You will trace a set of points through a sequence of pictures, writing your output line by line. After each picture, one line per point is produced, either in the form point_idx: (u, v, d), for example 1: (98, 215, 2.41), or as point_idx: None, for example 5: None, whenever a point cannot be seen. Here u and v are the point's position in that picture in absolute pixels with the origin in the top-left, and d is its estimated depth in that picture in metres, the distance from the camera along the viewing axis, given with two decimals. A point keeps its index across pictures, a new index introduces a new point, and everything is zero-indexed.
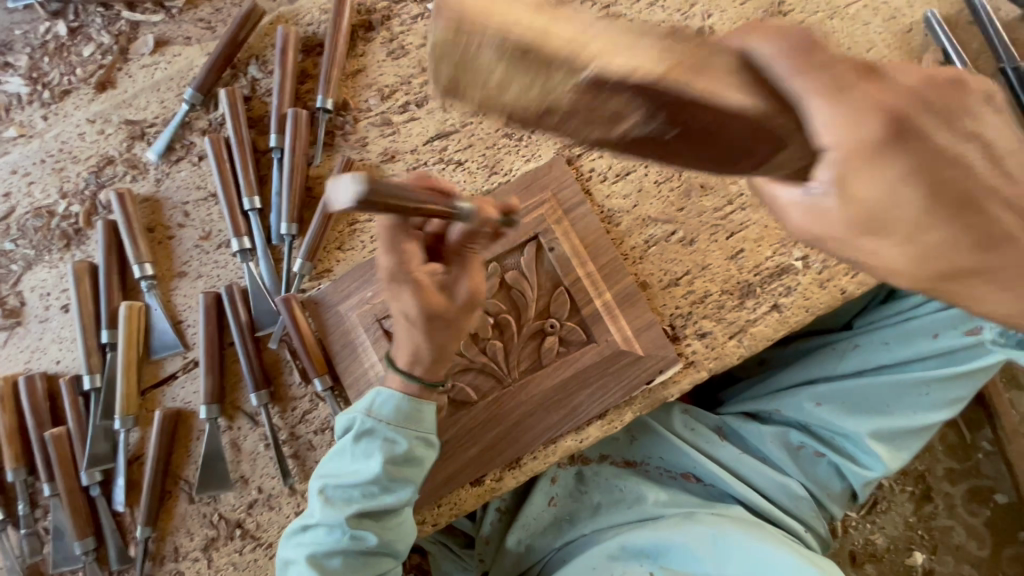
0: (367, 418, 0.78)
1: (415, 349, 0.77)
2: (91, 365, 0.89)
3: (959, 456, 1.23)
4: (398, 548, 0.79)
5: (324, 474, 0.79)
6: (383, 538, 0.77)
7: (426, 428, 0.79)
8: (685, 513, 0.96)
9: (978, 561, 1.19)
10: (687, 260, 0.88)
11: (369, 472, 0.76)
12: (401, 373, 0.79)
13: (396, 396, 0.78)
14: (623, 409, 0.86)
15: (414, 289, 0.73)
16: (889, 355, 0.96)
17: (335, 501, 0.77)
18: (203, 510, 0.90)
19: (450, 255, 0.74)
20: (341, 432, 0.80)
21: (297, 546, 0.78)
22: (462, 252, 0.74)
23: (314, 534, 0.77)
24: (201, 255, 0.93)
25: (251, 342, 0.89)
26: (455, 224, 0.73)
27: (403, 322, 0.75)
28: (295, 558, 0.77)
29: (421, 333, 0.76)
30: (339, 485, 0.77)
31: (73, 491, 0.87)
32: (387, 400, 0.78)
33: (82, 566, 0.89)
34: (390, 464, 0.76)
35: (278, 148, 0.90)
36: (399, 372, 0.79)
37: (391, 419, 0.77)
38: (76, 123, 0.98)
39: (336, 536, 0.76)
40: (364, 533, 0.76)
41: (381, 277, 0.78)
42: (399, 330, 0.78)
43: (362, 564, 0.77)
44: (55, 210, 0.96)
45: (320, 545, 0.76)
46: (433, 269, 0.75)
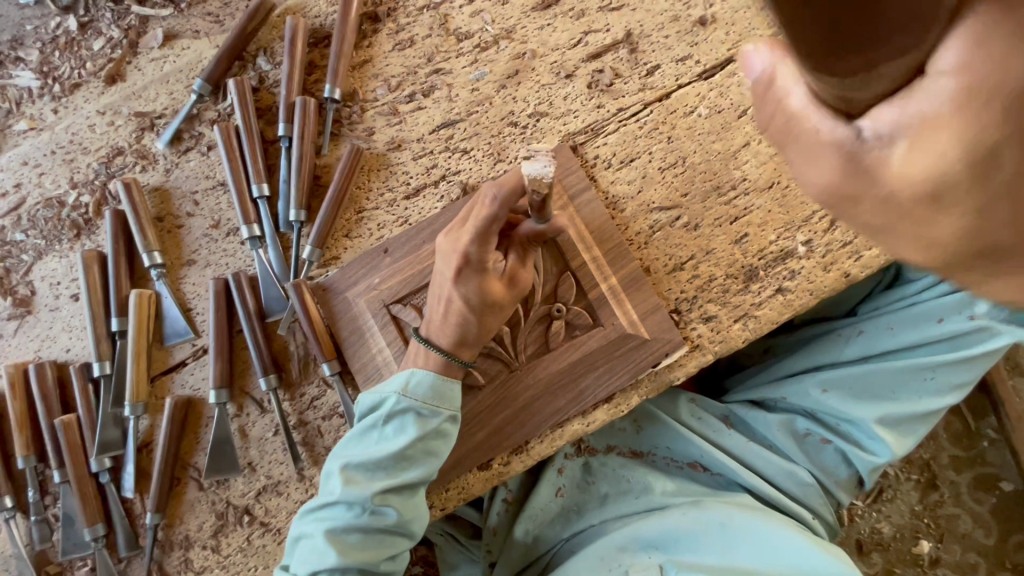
0: (402, 397, 0.79)
1: (462, 332, 0.79)
2: (101, 352, 0.90)
3: (963, 444, 1.23)
4: (414, 528, 0.80)
5: (346, 452, 0.81)
6: (402, 516, 0.79)
7: (455, 408, 0.81)
8: (692, 501, 0.96)
9: (985, 550, 1.19)
10: (692, 245, 0.89)
11: (400, 449, 0.78)
12: (442, 353, 0.81)
13: (432, 374, 0.80)
14: (630, 393, 0.87)
15: (480, 276, 0.76)
16: (894, 341, 0.96)
17: (358, 478, 0.78)
18: (212, 496, 0.90)
19: (467, 256, 0.76)
20: (366, 411, 0.82)
21: (314, 522, 0.79)
22: (479, 253, 0.76)
23: (331, 510, 0.78)
24: (210, 244, 0.94)
25: (259, 328, 0.90)
26: (471, 227, 0.76)
27: (461, 308, 0.78)
28: (311, 534, 0.78)
29: (475, 318, 0.78)
30: (363, 463, 0.78)
31: (83, 477, 0.88)
32: (421, 381, 0.80)
33: (91, 552, 0.89)
34: (418, 441, 0.79)
35: (287, 137, 0.91)
36: (440, 351, 0.81)
37: (424, 398, 0.79)
38: (86, 115, 1.00)
39: (355, 512, 0.77)
40: (385, 509, 0.78)
41: (440, 262, 0.80)
42: (445, 313, 0.79)
43: (378, 542, 0.79)
44: (65, 200, 0.97)
45: (339, 520, 0.77)
46: (449, 269, 0.77)
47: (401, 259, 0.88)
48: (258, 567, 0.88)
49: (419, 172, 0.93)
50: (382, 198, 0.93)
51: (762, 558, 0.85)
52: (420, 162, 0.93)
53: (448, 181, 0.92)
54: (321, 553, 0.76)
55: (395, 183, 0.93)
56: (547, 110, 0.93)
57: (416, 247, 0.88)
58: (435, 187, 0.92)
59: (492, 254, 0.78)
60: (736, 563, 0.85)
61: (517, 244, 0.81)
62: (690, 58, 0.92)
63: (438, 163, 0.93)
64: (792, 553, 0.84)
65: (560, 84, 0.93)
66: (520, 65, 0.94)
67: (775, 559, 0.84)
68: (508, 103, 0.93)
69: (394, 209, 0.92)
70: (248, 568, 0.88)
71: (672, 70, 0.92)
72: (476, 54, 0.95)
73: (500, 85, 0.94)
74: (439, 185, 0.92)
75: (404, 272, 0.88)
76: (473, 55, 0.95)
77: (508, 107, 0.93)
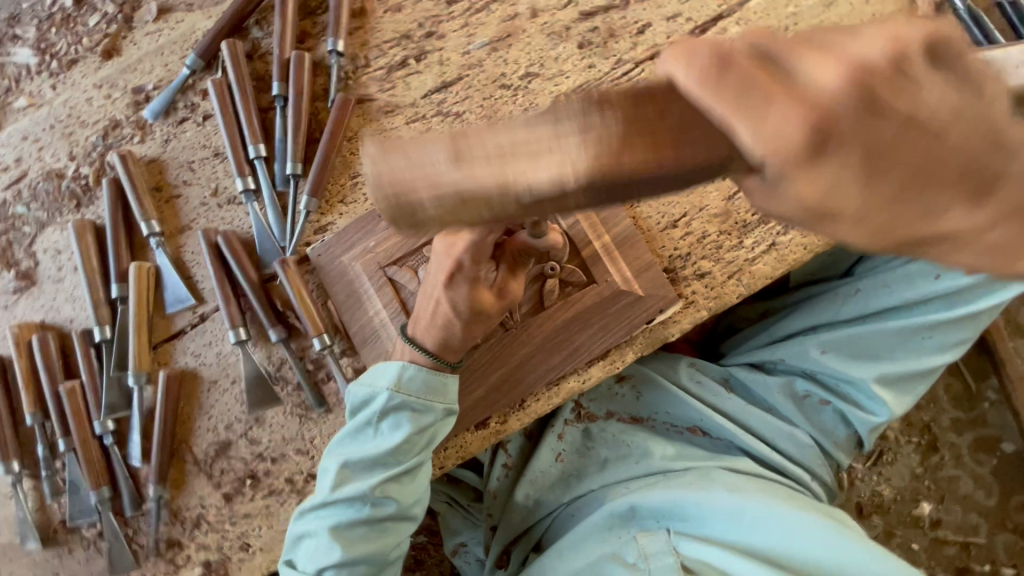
0: (394, 393, 0.79)
1: (446, 336, 0.79)
2: (101, 317, 0.92)
3: (964, 407, 1.23)
4: (415, 510, 0.82)
5: (342, 449, 0.81)
6: (403, 505, 0.80)
7: (450, 400, 0.81)
8: (700, 470, 0.94)
9: (986, 511, 1.19)
10: (685, 202, 0.89)
11: (395, 445, 0.78)
12: (430, 355, 0.80)
13: (424, 370, 0.80)
14: (625, 348, 0.87)
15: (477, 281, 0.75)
16: (893, 298, 0.93)
17: (358, 474, 0.80)
18: (212, 463, 0.91)
19: (460, 263, 0.73)
20: (358, 404, 0.82)
21: (315, 520, 0.80)
22: (473, 263, 0.73)
23: (333, 508, 0.79)
24: (208, 211, 0.96)
25: (266, 297, 0.91)
26: (468, 237, 0.71)
27: (448, 312, 0.77)
28: (314, 531, 0.79)
29: (461, 325, 0.78)
30: (360, 460, 0.79)
31: (87, 440, 0.90)
32: (414, 375, 0.79)
33: (99, 517, 0.91)
34: (414, 437, 0.79)
35: (282, 97, 0.92)
36: (428, 354, 0.80)
37: (416, 392, 0.79)
38: (84, 90, 1.00)
39: (357, 506, 0.79)
40: (386, 500, 0.79)
41: (435, 263, 0.77)
42: (433, 314, 0.79)
43: (382, 531, 0.80)
44: (65, 172, 0.98)
45: (341, 517, 0.78)
46: (442, 272, 0.75)
47: None
48: (264, 526, 0.89)
49: (412, 136, 0.94)
50: None
51: (770, 530, 0.82)
52: (413, 126, 0.94)
53: None
54: (326, 551, 0.78)
55: None
56: (538, 72, 0.93)
57: None
58: None
59: (485, 263, 0.75)
60: (745, 535, 0.83)
61: (510, 254, 0.78)
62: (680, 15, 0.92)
63: (432, 126, 0.94)
64: (800, 530, 0.81)
65: (551, 45, 0.93)
66: (511, 27, 0.94)
67: (785, 535, 0.81)
68: (499, 66, 0.94)
69: None
70: (253, 528, 0.90)
71: (663, 28, 0.92)
72: (468, 17, 0.95)
73: (491, 48, 0.94)
74: None
75: (399, 234, 0.89)
76: (464, 19, 0.95)
77: (499, 70, 0.94)
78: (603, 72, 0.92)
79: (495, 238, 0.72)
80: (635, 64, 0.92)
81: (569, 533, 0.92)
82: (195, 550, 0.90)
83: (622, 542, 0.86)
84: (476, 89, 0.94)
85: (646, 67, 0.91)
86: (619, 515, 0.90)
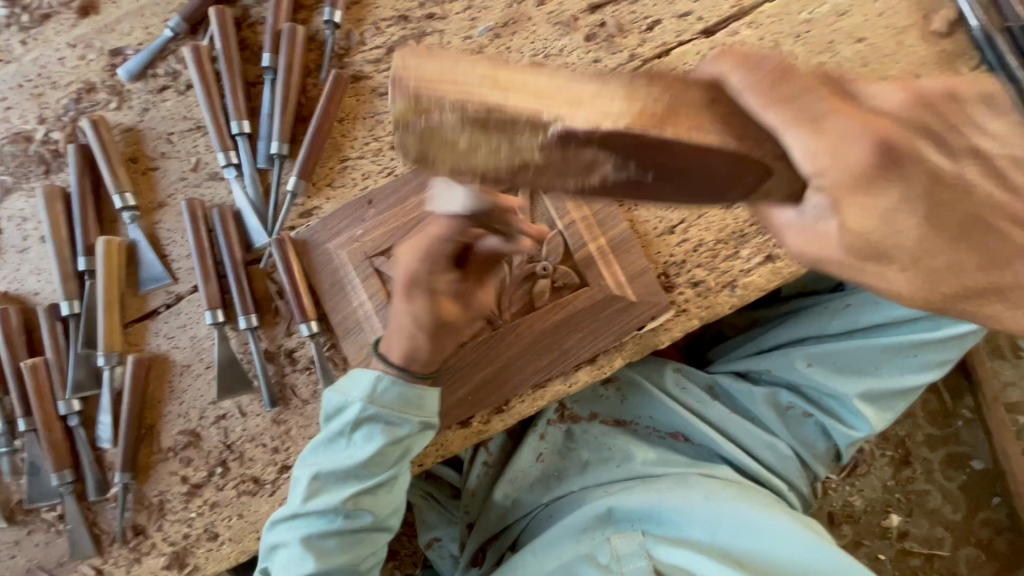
0: (368, 404, 0.76)
1: (424, 346, 0.77)
2: (69, 291, 0.87)
3: (939, 423, 1.25)
4: (391, 520, 0.81)
5: (315, 458, 0.78)
6: (378, 516, 0.79)
7: (427, 413, 0.78)
8: (678, 475, 0.93)
9: (952, 525, 1.22)
10: (684, 208, 0.87)
11: (369, 457, 0.76)
12: (398, 368, 0.77)
13: (399, 381, 0.76)
14: (613, 354, 0.86)
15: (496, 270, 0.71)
16: (881, 315, 0.93)
17: (330, 485, 0.77)
18: (182, 450, 0.88)
19: (415, 273, 0.76)
20: (331, 412, 0.78)
21: (286, 530, 0.77)
22: (427, 272, 0.75)
23: (305, 518, 0.77)
24: (187, 186, 0.91)
25: (247, 281, 0.87)
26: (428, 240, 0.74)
27: (410, 322, 0.76)
28: (285, 541, 0.77)
29: (426, 336, 0.77)
30: (333, 471, 0.77)
31: (51, 419, 0.86)
32: (389, 387, 0.76)
33: (60, 500, 0.87)
34: (386, 450, 0.77)
35: (271, 69, 0.88)
36: (396, 366, 0.77)
37: (390, 404, 0.76)
38: (56, 48, 0.94)
39: (330, 518, 0.77)
40: (361, 512, 0.78)
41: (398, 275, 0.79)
42: (397, 324, 0.77)
43: (357, 543, 0.78)
44: (33, 136, 0.92)
45: (314, 527, 0.76)
46: (399, 285, 0.77)
47: (386, 210, 0.86)
48: (233, 516, 0.87)
49: None
50: (368, 147, 0.90)
51: (741, 533, 0.83)
52: None
53: None
54: (296, 561, 0.75)
55: (381, 132, 0.90)
56: (542, 63, 0.90)
57: (402, 199, 0.86)
58: None
59: (442, 277, 0.77)
60: (714, 539, 0.84)
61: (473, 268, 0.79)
62: (691, 14, 0.89)
63: None
64: (770, 533, 0.82)
65: (558, 35, 0.90)
66: (516, 14, 0.90)
67: (757, 535, 0.82)
68: (501, 53, 0.90)
69: (380, 159, 0.89)
70: (222, 518, 0.87)
71: (673, 26, 0.89)
72: None
73: (494, 34, 0.90)
74: None
75: (388, 224, 0.85)
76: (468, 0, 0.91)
77: (501, 57, 0.90)
78: (609, 68, 0.89)
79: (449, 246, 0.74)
80: (641, 62, 0.89)
81: (545, 534, 0.91)
82: (161, 540, 0.87)
83: (596, 544, 0.86)
84: None
85: (653, 65, 0.89)
86: (596, 516, 0.89)
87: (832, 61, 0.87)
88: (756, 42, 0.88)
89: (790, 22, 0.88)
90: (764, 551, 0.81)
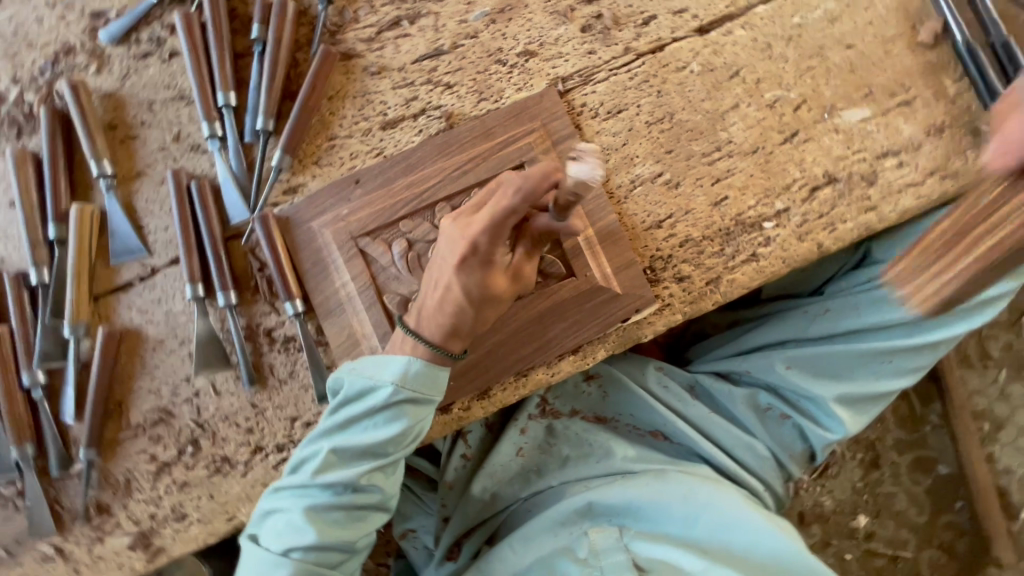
0: (399, 386, 0.74)
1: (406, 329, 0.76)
2: (38, 259, 0.84)
3: (908, 428, 1.28)
4: (394, 502, 0.79)
5: (332, 429, 0.76)
6: (386, 494, 0.77)
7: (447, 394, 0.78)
8: (656, 470, 0.93)
9: (916, 527, 1.25)
10: (672, 203, 0.87)
11: (394, 435, 0.74)
12: (432, 346, 0.75)
13: (429, 364, 0.75)
14: (597, 346, 0.86)
15: (482, 256, 0.70)
16: (860, 320, 0.95)
17: (345, 458, 0.75)
18: (152, 428, 0.86)
19: (476, 245, 0.69)
20: (357, 387, 0.76)
21: (291, 497, 0.75)
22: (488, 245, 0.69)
23: (312, 488, 0.74)
24: (167, 157, 0.88)
25: (225, 257, 0.85)
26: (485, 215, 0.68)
27: (460, 297, 0.71)
28: (289, 509, 0.74)
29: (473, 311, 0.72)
30: (351, 444, 0.74)
31: (14, 391, 0.83)
32: (421, 369, 0.74)
33: (20, 474, 0.84)
34: (409, 430, 0.75)
35: (261, 41, 0.86)
36: (429, 344, 0.75)
37: (421, 386, 0.75)
38: (34, 7, 0.90)
39: (338, 490, 0.74)
40: (370, 489, 0.76)
41: (446, 244, 0.72)
42: (441, 300, 0.72)
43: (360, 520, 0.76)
44: (6, 96, 0.89)
45: (322, 498, 0.74)
46: (454, 254, 0.70)
47: (373, 191, 0.85)
48: (203, 497, 0.85)
49: (397, 103, 0.88)
50: (356, 126, 0.88)
51: (718, 530, 0.84)
52: (399, 92, 0.89)
53: (428, 115, 0.88)
54: (297, 532, 0.73)
55: (371, 112, 0.88)
56: (536, 51, 0.89)
57: (390, 180, 0.85)
58: (414, 120, 0.88)
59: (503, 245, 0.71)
60: (692, 534, 0.85)
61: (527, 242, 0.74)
62: (687, 12, 0.89)
63: (419, 95, 0.89)
64: (746, 534, 0.83)
65: (554, 24, 0.90)
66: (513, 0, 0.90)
67: (730, 535, 0.84)
68: (496, 39, 0.89)
69: (369, 139, 0.88)
70: (191, 498, 0.85)
71: (668, 22, 0.89)
72: None
73: (490, 19, 0.90)
74: (418, 119, 0.88)
75: (374, 205, 0.84)
76: None
77: (496, 43, 0.89)
78: (603, 60, 0.89)
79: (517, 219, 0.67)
80: (635, 56, 0.89)
81: (523, 527, 0.91)
82: (125, 519, 0.85)
83: (574, 537, 0.87)
84: (470, 61, 0.89)
85: (647, 60, 0.89)
86: (576, 510, 0.89)
87: (821, 66, 0.88)
88: (749, 42, 0.89)
89: (783, 25, 0.89)
90: (740, 548, 0.83)
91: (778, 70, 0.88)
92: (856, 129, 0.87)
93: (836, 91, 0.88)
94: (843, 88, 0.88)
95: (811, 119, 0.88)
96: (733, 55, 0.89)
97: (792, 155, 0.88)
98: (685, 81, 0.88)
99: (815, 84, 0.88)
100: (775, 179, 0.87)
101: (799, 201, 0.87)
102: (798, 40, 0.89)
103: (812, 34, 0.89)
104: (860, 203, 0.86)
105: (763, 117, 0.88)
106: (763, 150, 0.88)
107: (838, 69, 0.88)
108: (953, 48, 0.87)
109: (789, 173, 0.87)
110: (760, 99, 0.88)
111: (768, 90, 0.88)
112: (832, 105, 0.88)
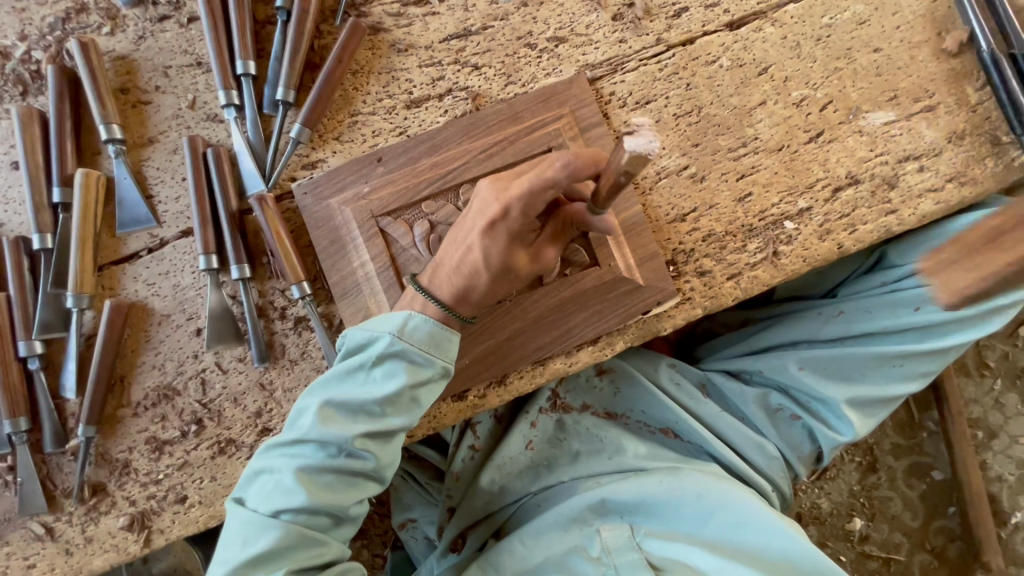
0: (397, 339, 0.72)
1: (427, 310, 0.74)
2: (41, 224, 0.80)
3: (905, 433, 1.30)
4: (387, 471, 0.76)
5: (327, 387, 0.73)
6: (380, 461, 0.74)
7: (449, 358, 0.75)
8: (669, 467, 0.92)
9: (909, 531, 1.27)
10: (697, 197, 0.87)
11: (388, 395, 0.71)
12: (442, 307, 0.74)
13: (432, 322, 0.73)
14: (616, 337, 0.85)
15: (512, 238, 0.69)
16: (873, 324, 0.95)
17: (338, 418, 0.72)
18: (155, 405, 0.82)
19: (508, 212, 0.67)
20: (356, 342, 0.73)
21: (280, 457, 0.72)
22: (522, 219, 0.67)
23: (303, 448, 0.71)
24: (181, 125, 0.85)
25: (242, 234, 0.82)
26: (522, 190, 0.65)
27: (477, 262, 0.70)
28: (278, 470, 0.72)
29: (488, 279, 0.72)
30: (346, 402, 0.72)
31: (9, 361, 0.79)
32: (421, 325, 0.73)
33: (12, 449, 0.80)
34: (405, 390, 0.72)
35: (284, 10, 0.83)
36: (439, 304, 0.74)
37: (421, 343, 0.73)
38: None
39: (330, 452, 0.71)
40: (363, 453, 0.72)
41: (477, 205, 0.71)
42: (459, 262, 0.72)
43: (351, 485, 0.74)
44: (11, 53, 0.84)
45: (312, 459, 0.71)
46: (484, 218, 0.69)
47: (396, 170, 0.83)
48: (205, 479, 0.82)
49: (423, 82, 0.87)
50: (380, 104, 0.86)
51: (733, 530, 0.84)
52: (425, 71, 0.87)
53: (454, 96, 0.86)
54: (285, 492, 0.70)
55: (396, 89, 0.86)
56: (567, 37, 0.88)
57: (413, 160, 0.83)
58: (440, 100, 0.86)
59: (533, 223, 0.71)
60: (705, 532, 0.85)
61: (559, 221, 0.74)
62: (718, 6, 0.89)
63: (446, 75, 0.87)
64: (760, 535, 0.83)
65: (585, 10, 0.89)
66: None
67: (745, 535, 0.83)
68: (526, 22, 0.88)
69: (393, 117, 0.86)
70: (192, 480, 0.82)
71: (700, 15, 0.89)
72: None
73: (521, 2, 0.88)
74: (444, 99, 0.86)
75: (397, 184, 0.82)
76: None
77: (526, 27, 0.88)
78: (634, 49, 0.88)
79: (552, 194, 0.66)
80: (665, 47, 0.88)
81: (534, 522, 0.90)
82: (122, 499, 0.81)
83: (586, 535, 0.87)
84: (499, 44, 0.87)
85: (677, 52, 0.88)
86: (589, 507, 0.89)
87: (848, 67, 0.89)
88: (778, 40, 0.89)
89: (812, 24, 0.89)
90: (754, 548, 0.82)
91: (806, 69, 0.89)
92: (878, 132, 0.88)
93: (862, 93, 0.88)
94: (869, 90, 0.88)
95: (837, 120, 0.88)
96: (763, 52, 0.89)
97: (816, 155, 0.88)
98: (714, 75, 0.88)
99: (842, 85, 0.89)
100: (799, 178, 0.88)
101: (822, 201, 0.87)
102: (826, 41, 0.89)
103: (841, 35, 0.89)
104: (881, 206, 0.87)
105: (789, 116, 0.88)
106: (788, 148, 0.88)
107: (864, 71, 0.89)
108: (977, 57, 0.88)
109: (812, 172, 0.88)
110: (787, 97, 0.88)
111: (795, 89, 0.88)
112: (857, 106, 0.88)
